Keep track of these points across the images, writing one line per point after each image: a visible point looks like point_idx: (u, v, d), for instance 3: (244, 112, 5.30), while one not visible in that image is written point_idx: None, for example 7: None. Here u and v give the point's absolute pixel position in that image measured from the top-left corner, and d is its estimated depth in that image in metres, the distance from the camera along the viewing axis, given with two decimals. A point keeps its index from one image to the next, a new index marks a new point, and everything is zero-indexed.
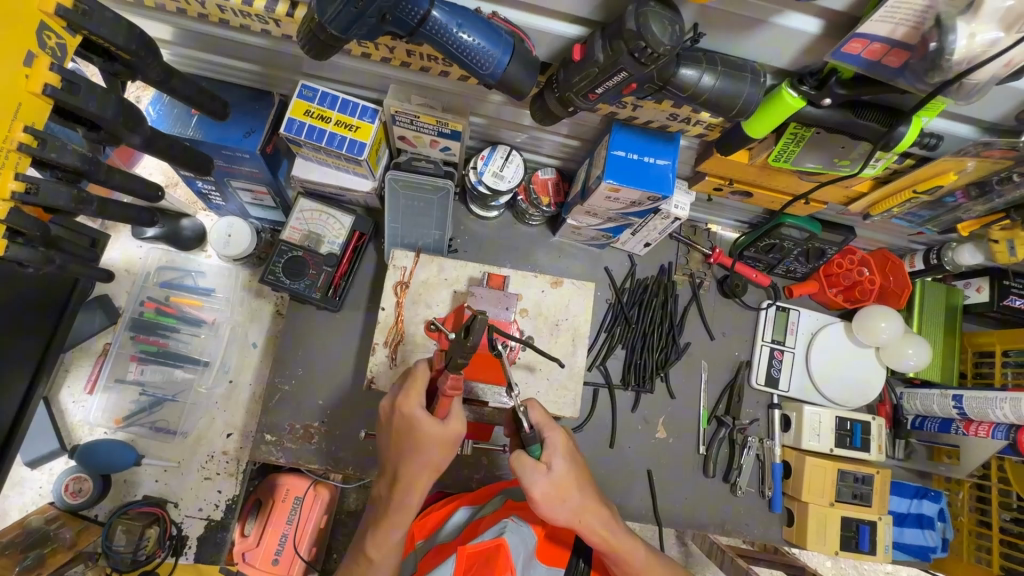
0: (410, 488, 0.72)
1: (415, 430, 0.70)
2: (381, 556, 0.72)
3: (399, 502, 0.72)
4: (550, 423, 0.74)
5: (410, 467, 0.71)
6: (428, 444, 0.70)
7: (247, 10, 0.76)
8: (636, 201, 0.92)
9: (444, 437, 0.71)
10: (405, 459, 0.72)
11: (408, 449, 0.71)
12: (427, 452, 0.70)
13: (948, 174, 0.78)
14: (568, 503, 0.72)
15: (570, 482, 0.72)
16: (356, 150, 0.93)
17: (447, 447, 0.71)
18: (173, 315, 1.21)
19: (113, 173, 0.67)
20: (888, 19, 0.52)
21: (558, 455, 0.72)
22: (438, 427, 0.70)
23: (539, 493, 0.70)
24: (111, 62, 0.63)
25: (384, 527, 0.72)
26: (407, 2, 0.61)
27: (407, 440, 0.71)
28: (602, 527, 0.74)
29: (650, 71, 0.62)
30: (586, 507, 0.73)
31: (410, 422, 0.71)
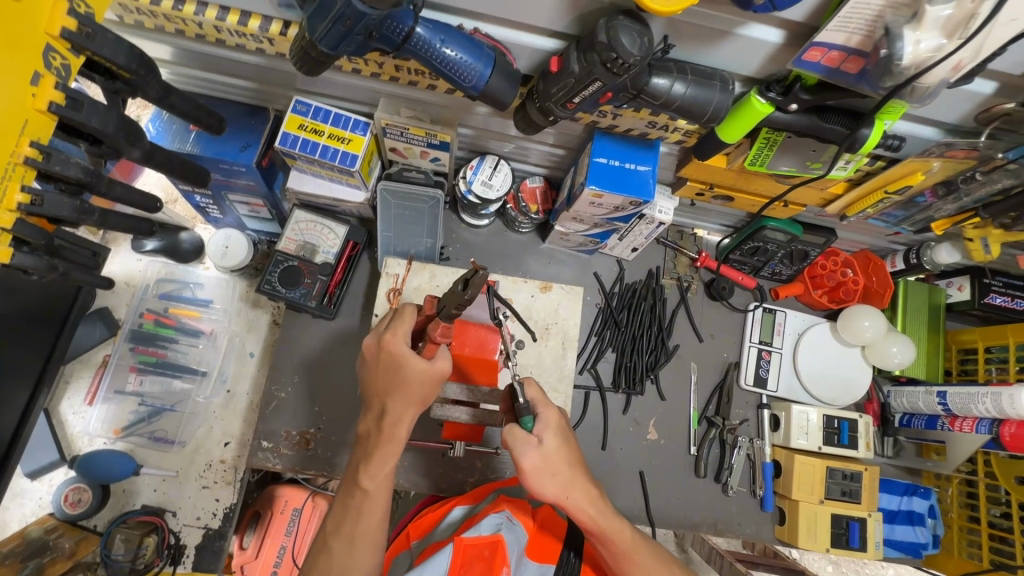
0: (397, 423, 0.76)
1: (401, 366, 0.75)
2: (374, 486, 0.77)
3: (389, 438, 0.76)
4: (544, 401, 0.76)
5: (396, 403, 0.76)
6: (415, 380, 0.75)
7: (242, 30, 0.80)
8: (620, 206, 0.95)
9: (429, 373, 0.75)
10: (392, 396, 0.76)
11: (395, 385, 0.75)
12: (414, 388, 0.75)
13: (916, 175, 0.81)
14: (557, 479, 0.73)
15: (560, 460, 0.73)
16: (349, 161, 0.96)
17: (432, 382, 0.75)
18: (173, 326, 1.25)
19: (115, 185, 0.70)
20: (843, 28, 0.56)
21: (549, 430, 0.73)
22: (423, 364, 0.74)
23: (529, 466, 0.71)
24: (112, 81, 0.67)
25: (376, 460, 0.77)
26: (393, 20, 0.65)
27: (393, 377, 0.76)
28: (590, 508, 0.75)
29: (623, 81, 0.66)
30: (575, 487, 0.74)
31: (396, 359, 0.75)
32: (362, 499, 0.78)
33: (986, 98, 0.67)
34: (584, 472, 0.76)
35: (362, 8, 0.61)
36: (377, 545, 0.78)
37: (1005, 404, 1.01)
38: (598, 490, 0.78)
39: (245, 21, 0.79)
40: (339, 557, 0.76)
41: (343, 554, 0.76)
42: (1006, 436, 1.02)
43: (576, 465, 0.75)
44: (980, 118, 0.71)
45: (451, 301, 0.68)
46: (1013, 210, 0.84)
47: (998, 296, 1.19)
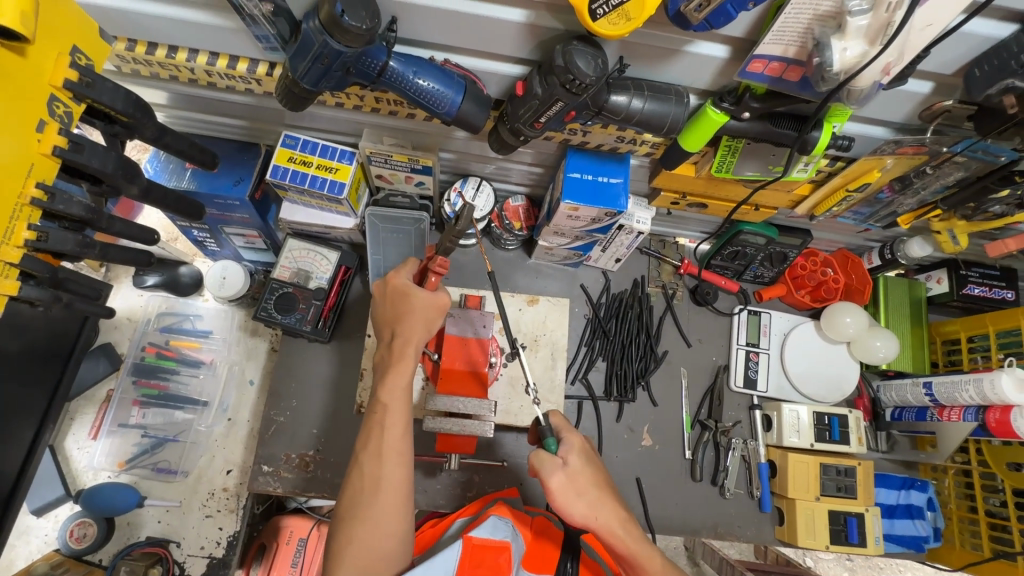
0: (407, 343, 0.86)
1: (407, 293, 0.86)
2: (393, 400, 0.83)
3: (403, 357, 0.85)
4: (568, 428, 0.82)
5: (406, 326, 0.86)
6: (420, 305, 0.86)
7: (231, 72, 0.86)
8: (596, 218, 0.99)
9: (431, 298, 0.87)
10: (402, 322, 0.86)
11: (404, 310, 0.87)
12: (419, 312, 0.86)
13: (873, 172, 0.86)
14: (581, 501, 0.76)
15: (585, 479, 0.76)
16: (337, 190, 1.01)
17: (435, 306, 0.87)
18: (174, 358, 1.29)
19: (115, 221, 0.75)
20: (778, 41, 0.61)
21: (574, 453, 0.78)
22: (426, 290, 0.87)
23: (556, 485, 0.75)
24: (110, 125, 0.72)
25: (392, 379, 0.84)
26: (368, 56, 0.70)
27: (400, 304, 0.87)
28: (618, 528, 0.77)
29: (584, 100, 0.70)
30: (602, 508, 0.76)
31: (402, 290, 0.87)
32: (383, 414, 0.82)
33: (924, 97, 0.72)
34: (611, 492, 0.78)
35: (338, 47, 0.67)
36: (403, 459, 0.81)
37: (987, 390, 1.03)
38: (628, 512, 0.79)
39: (234, 64, 0.85)
40: (370, 472, 0.79)
41: (373, 466, 0.80)
42: (992, 421, 1.03)
43: (603, 487, 0.78)
44: (923, 116, 0.75)
45: (446, 236, 0.76)
46: (970, 200, 0.88)
47: (976, 287, 1.22)
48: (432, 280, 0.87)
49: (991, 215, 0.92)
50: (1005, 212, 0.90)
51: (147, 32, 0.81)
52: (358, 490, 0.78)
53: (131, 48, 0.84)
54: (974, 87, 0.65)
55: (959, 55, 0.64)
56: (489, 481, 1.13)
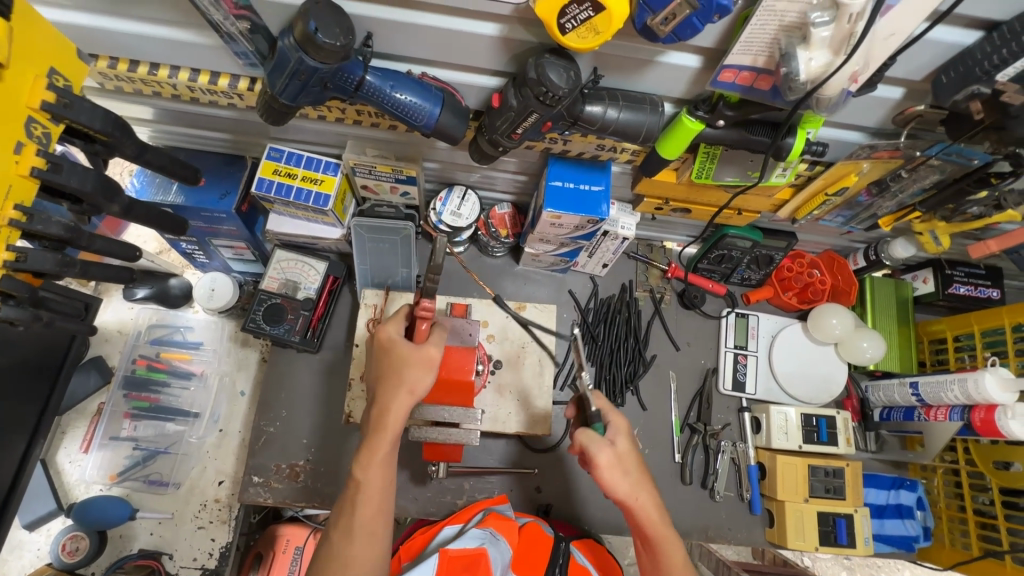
0: (386, 411, 0.79)
1: (391, 350, 0.81)
2: (367, 474, 0.78)
3: (381, 426, 0.79)
4: (613, 409, 0.83)
5: (387, 390, 0.80)
6: (403, 363, 0.79)
7: (213, 88, 0.86)
8: (579, 225, 1.00)
9: (417, 355, 0.80)
10: (384, 384, 0.80)
11: (388, 371, 0.80)
12: (403, 371, 0.79)
13: (849, 176, 0.87)
14: (623, 482, 0.77)
15: (632, 460, 0.78)
16: (322, 201, 1.02)
17: (421, 364, 0.79)
18: (165, 370, 1.30)
19: (96, 239, 0.75)
20: (747, 51, 0.62)
21: (621, 435, 0.79)
22: (411, 347, 0.80)
23: (604, 461, 0.76)
24: (90, 143, 0.73)
25: (368, 450, 0.79)
26: (344, 71, 0.71)
27: (386, 362, 0.81)
28: (653, 513, 0.78)
29: (559, 111, 0.71)
30: (642, 490, 0.78)
31: (387, 346, 0.81)
32: (356, 492, 0.79)
33: (896, 102, 0.72)
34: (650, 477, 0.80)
35: (313, 64, 0.67)
36: (373, 539, 0.77)
37: (972, 390, 1.03)
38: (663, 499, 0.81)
39: (216, 80, 0.86)
40: (338, 548, 0.76)
41: (342, 545, 0.76)
42: (976, 420, 1.03)
43: (643, 473, 0.79)
44: (896, 121, 0.76)
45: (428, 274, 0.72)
46: (948, 202, 0.89)
47: (961, 286, 1.23)
48: (421, 327, 0.82)
49: (970, 216, 0.93)
50: (983, 213, 0.91)
51: (128, 50, 0.82)
52: (324, 566, 0.75)
53: (113, 66, 0.84)
54: (942, 93, 0.66)
55: (927, 62, 0.65)
56: (479, 488, 1.13)
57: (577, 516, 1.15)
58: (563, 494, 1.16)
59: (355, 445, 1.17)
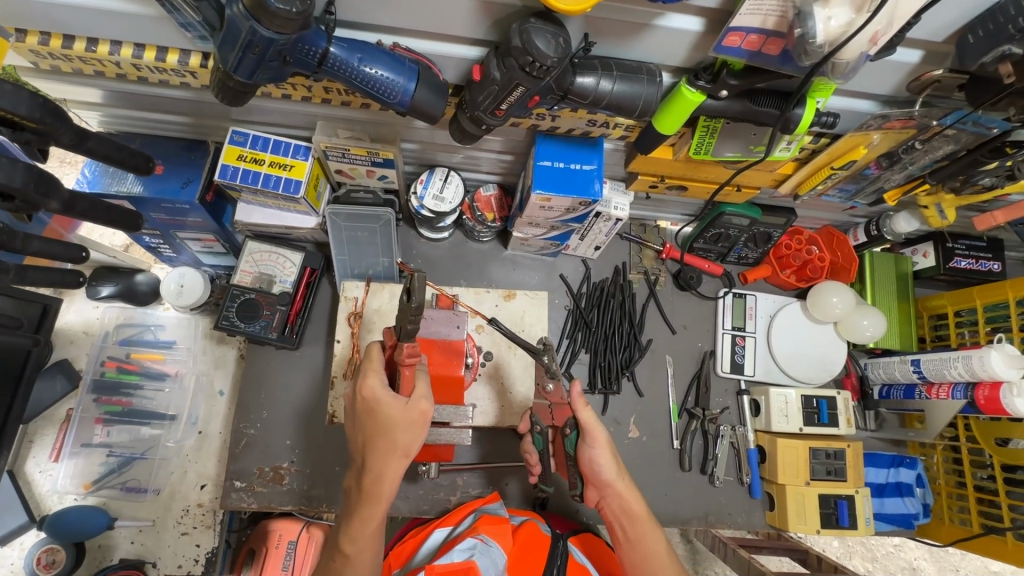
0: (380, 478, 0.73)
1: (377, 411, 0.71)
2: (356, 550, 0.75)
3: (373, 495, 0.74)
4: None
5: (378, 455, 0.73)
6: (391, 426, 0.71)
7: (161, 65, 0.78)
8: (570, 207, 0.94)
9: (406, 414, 0.71)
10: (373, 448, 0.72)
11: (375, 434, 0.72)
12: (394, 435, 0.71)
13: (858, 148, 0.82)
14: (608, 469, 0.80)
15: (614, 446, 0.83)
16: (293, 188, 0.94)
17: (412, 425, 0.71)
18: (137, 372, 1.22)
19: (33, 240, 0.67)
20: (756, 11, 0.56)
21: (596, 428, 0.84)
22: (400, 405, 0.71)
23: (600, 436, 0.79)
24: (20, 132, 0.65)
25: (360, 519, 0.74)
26: (304, 43, 0.63)
27: (374, 423, 0.72)
28: (635, 495, 0.83)
29: (548, 83, 0.64)
30: (625, 480, 0.82)
31: (372, 402, 0.71)
32: (344, 563, 0.75)
33: (913, 67, 0.66)
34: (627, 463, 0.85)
35: (267, 35, 0.59)
36: None
37: (976, 366, 1.00)
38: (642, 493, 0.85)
39: (163, 56, 0.77)
40: None
41: None
42: (981, 398, 1.01)
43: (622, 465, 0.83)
44: (912, 88, 0.71)
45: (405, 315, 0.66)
46: (960, 173, 0.84)
47: (963, 259, 1.19)
48: (407, 374, 0.71)
49: (980, 187, 0.88)
50: (994, 184, 0.86)
51: (59, 24, 0.72)
52: None
53: (45, 42, 0.75)
54: (967, 55, 0.61)
55: (952, 20, 0.59)
56: (473, 483, 1.09)
57: (574, 507, 1.12)
58: (560, 486, 1.12)
59: (341, 445, 1.12)
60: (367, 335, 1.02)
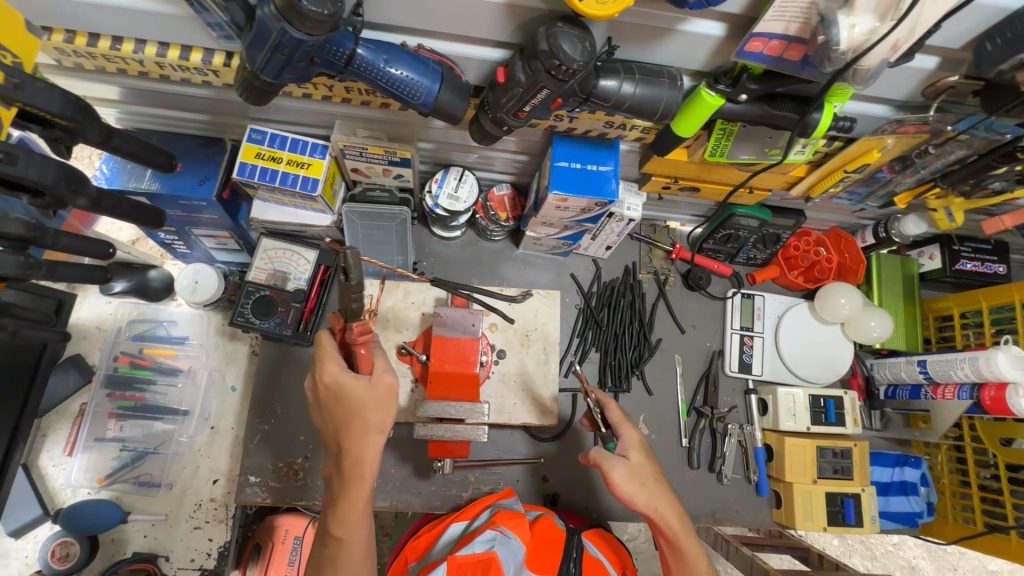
0: (359, 460, 0.75)
1: (343, 396, 0.73)
2: (347, 531, 0.76)
3: (356, 474, 0.75)
4: (625, 423, 0.88)
5: (354, 438, 0.75)
6: (361, 406, 0.74)
7: (184, 64, 0.78)
8: (586, 207, 0.95)
9: (373, 391, 0.74)
10: (348, 432, 0.75)
11: (347, 418, 0.74)
12: (365, 414, 0.74)
13: (872, 152, 0.83)
14: (647, 490, 0.82)
15: (645, 470, 0.83)
16: (310, 186, 0.95)
17: (381, 402, 0.74)
18: (149, 367, 1.22)
19: (62, 236, 0.68)
20: (780, 18, 0.57)
21: (633, 449, 0.85)
22: (365, 385, 0.73)
23: (618, 478, 0.82)
24: (50, 129, 0.66)
25: (346, 502, 0.76)
26: (332, 44, 0.64)
27: (342, 408, 0.74)
28: (674, 521, 0.83)
29: (571, 86, 0.65)
30: (658, 502, 0.82)
31: (336, 387, 0.73)
32: (337, 548, 0.77)
33: (929, 73, 0.68)
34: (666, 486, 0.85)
35: (298, 36, 0.60)
36: None
37: (983, 367, 1.02)
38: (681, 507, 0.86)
39: (187, 55, 0.78)
40: None
41: None
42: (987, 399, 1.02)
43: (660, 481, 0.85)
44: (926, 94, 0.72)
45: (343, 294, 0.66)
46: (970, 178, 0.86)
47: (968, 262, 1.21)
48: (362, 353, 0.73)
49: (990, 192, 0.90)
50: (1004, 188, 0.87)
51: (86, 22, 0.73)
52: None
53: (70, 40, 0.76)
54: (984, 63, 0.62)
55: (970, 28, 0.61)
56: (485, 480, 1.11)
57: (585, 504, 1.14)
58: (570, 484, 1.14)
59: None
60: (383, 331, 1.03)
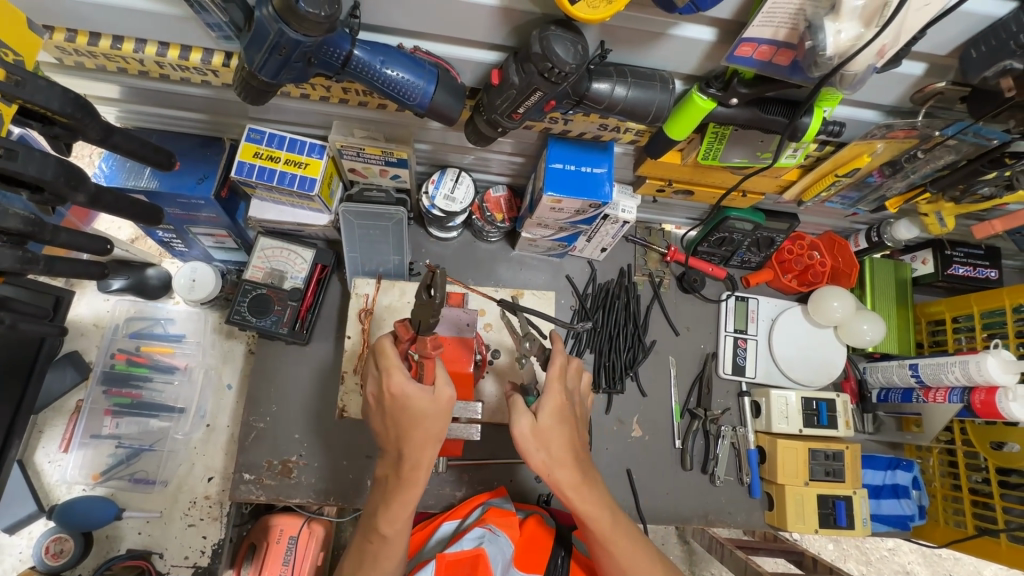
0: (416, 467, 0.73)
1: (406, 405, 0.72)
2: (393, 531, 0.75)
3: (409, 481, 0.74)
4: (555, 382, 0.74)
5: (412, 446, 0.73)
6: (422, 416, 0.72)
7: (184, 63, 0.79)
8: (580, 209, 0.96)
9: (433, 403, 0.72)
10: (407, 440, 0.72)
11: (408, 428, 0.72)
12: (424, 423, 0.72)
13: (862, 156, 0.84)
14: (550, 452, 0.72)
15: (552, 436, 0.72)
16: (308, 186, 0.96)
17: (441, 413, 0.72)
18: (146, 365, 1.23)
19: (61, 232, 0.69)
20: (768, 23, 0.58)
21: (549, 409, 0.73)
22: (428, 396, 0.71)
23: (520, 435, 0.72)
24: (50, 126, 0.66)
25: (395, 505, 0.74)
26: (329, 45, 0.65)
27: (404, 417, 0.72)
28: (575, 488, 0.73)
29: (564, 89, 0.66)
30: (559, 467, 0.73)
31: (401, 395, 0.72)
32: (381, 546, 0.75)
33: (917, 79, 0.69)
34: (576, 453, 0.74)
35: (296, 37, 0.61)
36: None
37: (973, 371, 1.03)
38: (590, 476, 0.75)
39: (187, 55, 0.79)
40: None
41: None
42: (977, 402, 1.03)
43: (570, 449, 0.73)
44: (915, 99, 0.73)
45: (423, 312, 0.69)
46: (960, 183, 0.87)
47: (960, 266, 1.22)
48: (430, 366, 0.73)
49: (980, 197, 0.91)
50: (993, 194, 0.88)
51: (87, 21, 0.74)
52: None
53: (71, 39, 0.77)
54: (970, 69, 0.63)
55: (956, 35, 0.62)
56: (479, 479, 1.11)
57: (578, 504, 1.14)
58: None
59: (348, 439, 1.14)
60: (378, 329, 1.03)
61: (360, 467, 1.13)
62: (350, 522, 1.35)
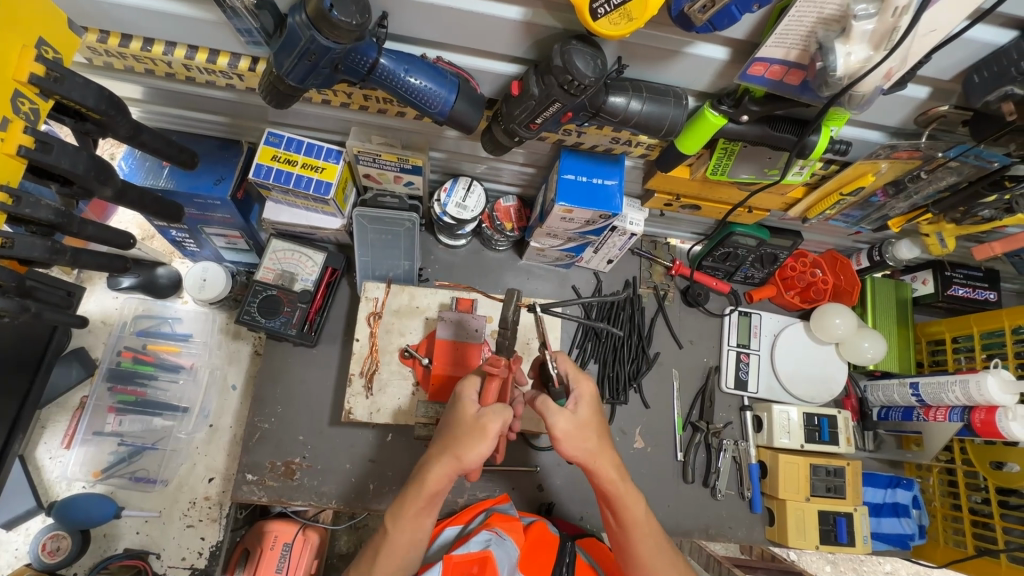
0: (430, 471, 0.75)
1: (456, 411, 0.76)
2: (395, 530, 0.77)
3: (421, 484, 0.76)
4: (582, 377, 0.79)
5: (437, 452, 0.75)
6: (457, 427, 0.74)
7: (211, 67, 0.81)
8: (590, 220, 0.98)
9: (473, 422, 0.73)
10: (438, 444, 0.75)
11: (446, 432, 0.76)
12: (457, 439, 0.73)
13: (867, 176, 0.87)
14: (591, 443, 0.75)
15: (591, 428, 0.76)
16: (323, 190, 0.98)
17: (473, 434, 0.72)
18: (152, 363, 1.23)
19: (87, 224, 0.71)
20: (781, 45, 0.61)
21: (584, 403, 0.76)
22: (473, 411, 0.74)
23: (563, 430, 0.73)
24: (82, 122, 0.69)
25: (405, 500, 0.77)
26: (357, 53, 0.67)
27: (451, 423, 0.76)
28: (615, 477, 0.78)
29: (582, 101, 0.69)
30: (601, 455, 0.76)
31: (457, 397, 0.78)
32: (381, 541, 0.78)
33: (921, 102, 0.72)
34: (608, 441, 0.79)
35: (326, 44, 0.63)
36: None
37: (974, 390, 1.04)
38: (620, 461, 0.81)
39: (214, 59, 0.81)
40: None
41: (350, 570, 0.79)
42: (977, 421, 1.04)
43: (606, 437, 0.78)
44: (919, 121, 0.76)
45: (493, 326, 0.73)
46: (960, 205, 0.89)
47: (960, 287, 1.24)
48: (491, 385, 0.75)
49: (980, 219, 0.93)
50: (993, 216, 0.90)
51: (121, 23, 0.76)
52: None
53: (103, 40, 0.79)
54: (972, 94, 0.66)
55: (958, 61, 0.65)
56: (481, 486, 1.11)
57: (580, 513, 1.14)
58: (565, 494, 1.14)
59: (351, 443, 1.14)
60: (386, 332, 1.04)
61: (362, 471, 1.13)
62: (346, 530, 1.34)
